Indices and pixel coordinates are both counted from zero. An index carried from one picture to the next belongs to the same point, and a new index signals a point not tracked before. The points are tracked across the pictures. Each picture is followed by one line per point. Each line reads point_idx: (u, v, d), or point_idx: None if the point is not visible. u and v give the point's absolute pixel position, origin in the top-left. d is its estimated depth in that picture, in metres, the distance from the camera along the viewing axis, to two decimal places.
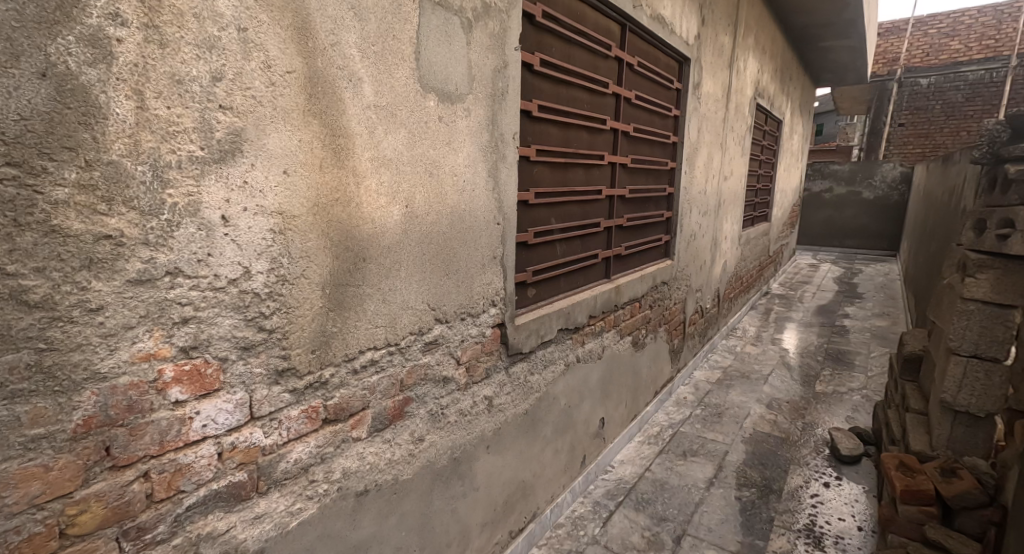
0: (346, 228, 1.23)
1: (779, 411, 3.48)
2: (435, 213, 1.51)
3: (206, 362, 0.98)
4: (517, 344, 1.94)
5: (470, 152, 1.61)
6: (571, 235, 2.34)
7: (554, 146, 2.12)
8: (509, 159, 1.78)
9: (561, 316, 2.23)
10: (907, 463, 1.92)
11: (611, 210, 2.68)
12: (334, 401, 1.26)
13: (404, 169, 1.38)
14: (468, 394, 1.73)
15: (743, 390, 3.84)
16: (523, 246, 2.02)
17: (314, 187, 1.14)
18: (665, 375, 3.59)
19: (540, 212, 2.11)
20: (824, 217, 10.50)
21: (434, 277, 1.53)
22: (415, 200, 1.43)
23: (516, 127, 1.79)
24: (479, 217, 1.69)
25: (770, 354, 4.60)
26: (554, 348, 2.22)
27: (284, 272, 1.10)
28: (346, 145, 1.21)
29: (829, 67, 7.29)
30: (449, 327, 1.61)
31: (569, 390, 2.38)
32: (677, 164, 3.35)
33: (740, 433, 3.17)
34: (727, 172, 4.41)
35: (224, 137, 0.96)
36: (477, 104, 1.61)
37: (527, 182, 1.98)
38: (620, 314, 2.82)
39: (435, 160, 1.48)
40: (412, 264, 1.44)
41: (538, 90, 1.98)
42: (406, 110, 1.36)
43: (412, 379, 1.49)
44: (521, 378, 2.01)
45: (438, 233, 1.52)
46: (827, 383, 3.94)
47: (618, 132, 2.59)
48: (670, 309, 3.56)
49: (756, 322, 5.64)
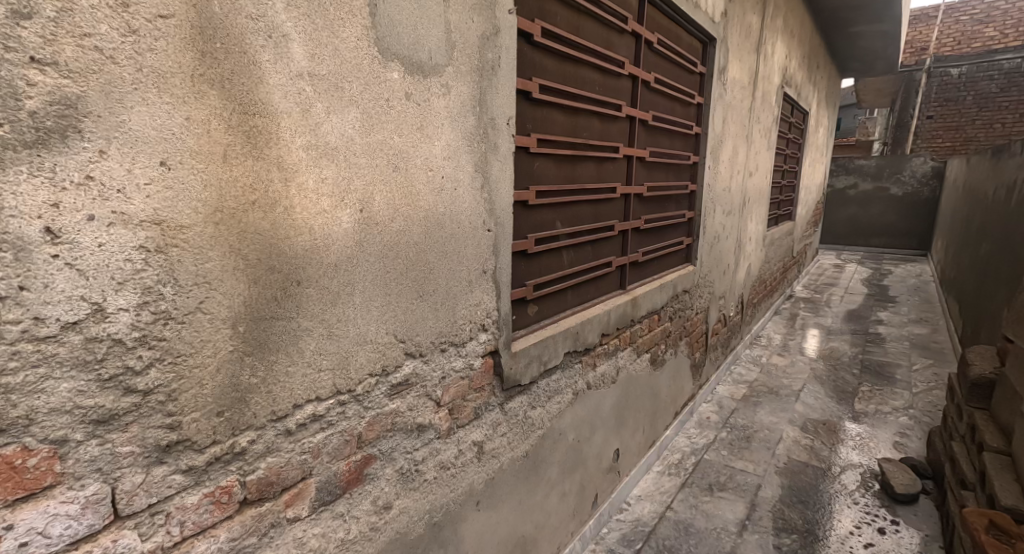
0: (268, 244, 0.91)
1: (815, 434, 3.09)
2: (405, 217, 1.17)
3: (27, 450, 0.66)
4: (515, 376, 1.61)
5: (451, 139, 1.28)
6: (581, 241, 2.00)
7: (559, 135, 1.77)
8: (502, 150, 1.44)
9: (568, 337, 1.88)
10: (1000, 524, 1.56)
11: (627, 211, 2.33)
12: (257, 476, 0.94)
13: (358, 163, 1.05)
14: (451, 442, 1.40)
15: (773, 409, 3.45)
16: (521, 255, 1.69)
17: (216, 185, 0.82)
18: (685, 393, 3.22)
19: (543, 214, 1.77)
20: (848, 215, 10.01)
21: (404, 302, 1.20)
22: (374, 204, 1.10)
23: (512, 111, 1.46)
24: (466, 223, 1.35)
25: (800, 367, 4.20)
26: (559, 375, 1.88)
27: (167, 306, 0.78)
28: (267, 128, 0.88)
29: (858, 55, 6.86)
30: (424, 361, 1.28)
31: (578, 422, 2.03)
32: (700, 158, 3.00)
33: (774, 461, 2.80)
34: (753, 168, 4.03)
35: (43, 109, 0.64)
36: (460, 80, 1.27)
37: (526, 178, 1.64)
38: (636, 329, 2.47)
39: (402, 150, 1.14)
40: (371, 286, 1.11)
41: (539, 67, 1.64)
42: (358, 84, 1.03)
43: (373, 432, 1.17)
44: (519, 415, 1.68)
45: (407, 244, 1.19)
46: (867, 401, 3.54)
47: (634, 120, 2.24)
48: (691, 320, 3.20)
49: (782, 329, 5.23)
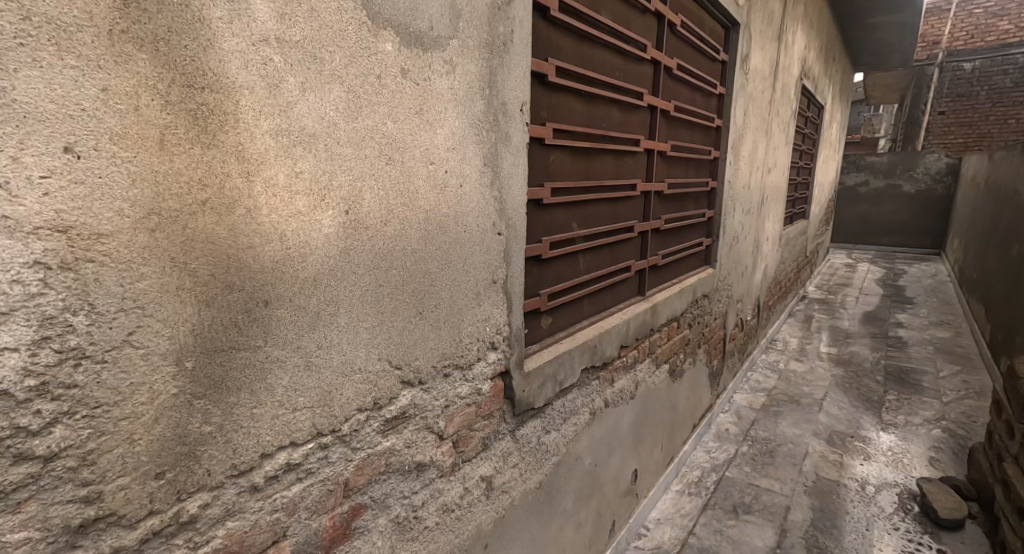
0: (226, 257, 0.71)
1: (843, 447, 2.90)
2: (401, 218, 0.98)
3: None
4: (528, 399, 1.42)
5: (456, 126, 1.08)
6: (598, 243, 1.80)
7: (576, 126, 1.58)
8: (515, 141, 1.24)
9: (585, 351, 1.69)
10: None
11: (646, 211, 2.13)
12: (214, 547, 0.75)
13: (344, 154, 0.86)
14: (455, 479, 1.21)
15: (795, 420, 3.25)
16: (535, 261, 1.49)
17: (151, 179, 0.62)
18: (703, 403, 3.02)
19: (558, 214, 1.57)
20: (858, 213, 9.79)
21: (399, 321, 1.00)
22: (363, 204, 0.90)
23: (526, 95, 1.26)
24: (473, 227, 1.16)
25: (820, 373, 3.99)
26: (575, 394, 1.69)
27: (80, 340, 0.58)
28: (223, 107, 0.69)
29: (873, 47, 6.63)
30: (424, 390, 1.09)
31: (595, 443, 1.84)
32: (720, 153, 2.80)
33: (800, 479, 2.60)
34: (772, 164, 3.83)
35: None
36: (466, 56, 1.08)
37: (540, 174, 1.45)
38: (656, 339, 2.28)
39: (397, 139, 0.95)
40: (360, 304, 0.92)
41: (556, 46, 1.44)
42: (342, 55, 0.83)
43: (364, 477, 0.98)
44: (532, 441, 1.49)
45: (404, 251, 0.99)
46: (895, 410, 3.33)
47: (655, 110, 2.04)
48: (710, 326, 3.00)
49: (798, 332, 5.03)
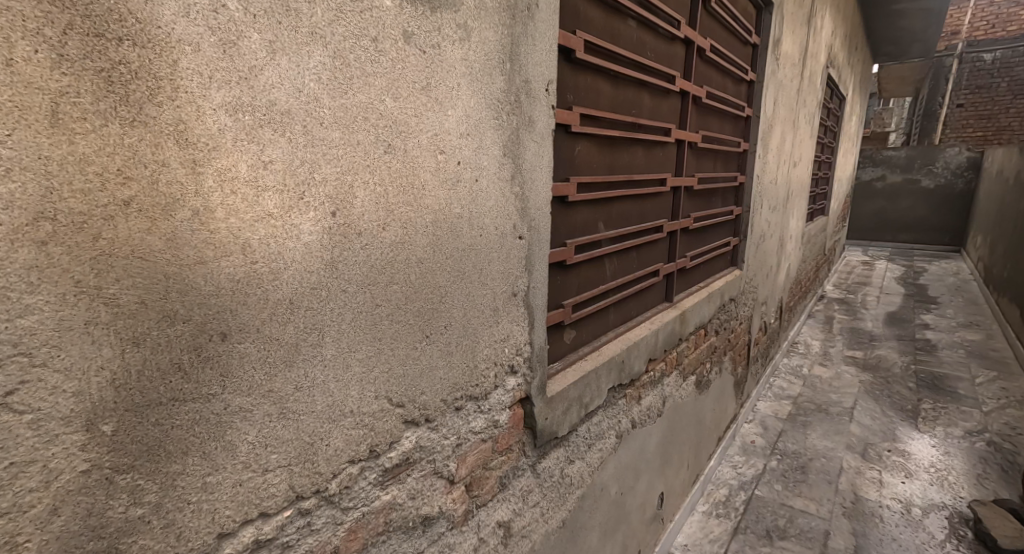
0: (163, 277, 0.51)
1: (880, 463, 2.69)
2: (405, 221, 0.79)
3: None
4: (551, 427, 1.23)
5: (470, 106, 0.88)
6: (626, 245, 1.60)
7: (605, 111, 1.38)
8: (539, 127, 1.05)
9: (612, 368, 1.49)
10: None
11: (675, 209, 1.93)
12: None
13: (331, 139, 0.66)
14: (468, 528, 1.02)
15: (825, 431, 3.05)
16: (559, 267, 1.30)
17: (39, 169, 0.43)
18: (728, 414, 2.82)
19: (584, 213, 1.38)
20: (874, 209, 9.52)
21: (402, 349, 0.81)
22: (356, 204, 0.71)
23: (553, 73, 1.07)
24: (490, 229, 0.96)
25: (847, 380, 3.77)
26: (601, 416, 1.50)
27: None
28: (155, 68, 0.49)
29: (894, 36, 6.36)
30: (432, 428, 0.90)
31: (622, 469, 1.65)
32: (749, 146, 2.59)
33: (838, 499, 2.40)
34: (797, 158, 3.61)
35: None
36: (483, 19, 0.88)
37: (565, 166, 1.26)
38: (683, 348, 2.08)
39: (399, 123, 0.76)
40: (354, 330, 0.73)
41: (584, 18, 1.24)
42: (326, 9, 0.64)
43: (357, 543, 0.79)
44: (554, 474, 1.30)
45: (406, 261, 0.80)
46: (932, 421, 3.11)
47: (687, 96, 1.83)
48: (736, 332, 2.80)
49: (819, 334, 4.81)
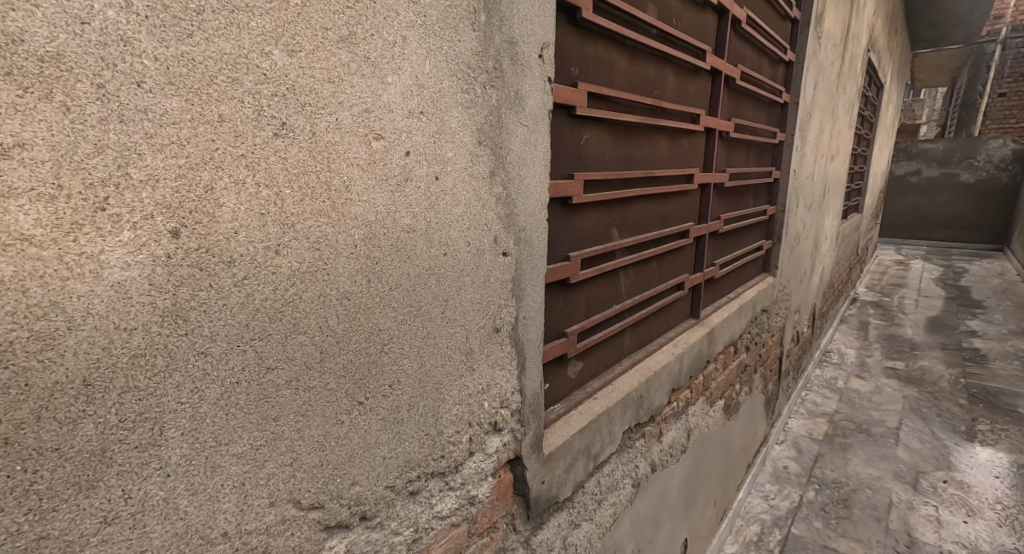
0: None
1: (937, 496, 2.36)
2: (318, 242, 0.53)
3: None
4: (548, 493, 0.97)
5: (423, 69, 0.61)
6: (647, 254, 1.32)
7: (621, 90, 1.10)
8: (530, 106, 0.78)
9: (627, 406, 1.21)
10: None
11: (703, 210, 1.64)
12: None
13: (163, 110, 0.40)
14: None
15: (868, 455, 2.72)
16: (561, 287, 1.03)
17: None
18: (758, 437, 2.51)
19: (594, 216, 1.10)
20: (908, 205, 9.00)
21: (319, 427, 0.55)
22: (221, 216, 0.45)
23: (550, 33, 0.80)
24: (459, 246, 0.70)
25: (889, 395, 3.41)
26: (613, 465, 1.22)
27: None
28: None
29: (936, 20, 5.91)
30: (374, 527, 0.64)
31: (639, 522, 1.37)
32: (787, 136, 2.28)
33: (890, 542, 2.08)
34: (835, 150, 3.26)
35: None
36: None
37: (568, 159, 0.98)
38: (711, 371, 1.79)
39: (302, 92, 0.50)
40: (225, 413, 0.47)
41: None
42: None
43: None
44: (555, 547, 1.03)
45: (321, 299, 0.54)
46: (993, 446, 2.76)
47: (719, 75, 1.54)
48: (767, 346, 2.49)
49: (854, 341, 4.44)
